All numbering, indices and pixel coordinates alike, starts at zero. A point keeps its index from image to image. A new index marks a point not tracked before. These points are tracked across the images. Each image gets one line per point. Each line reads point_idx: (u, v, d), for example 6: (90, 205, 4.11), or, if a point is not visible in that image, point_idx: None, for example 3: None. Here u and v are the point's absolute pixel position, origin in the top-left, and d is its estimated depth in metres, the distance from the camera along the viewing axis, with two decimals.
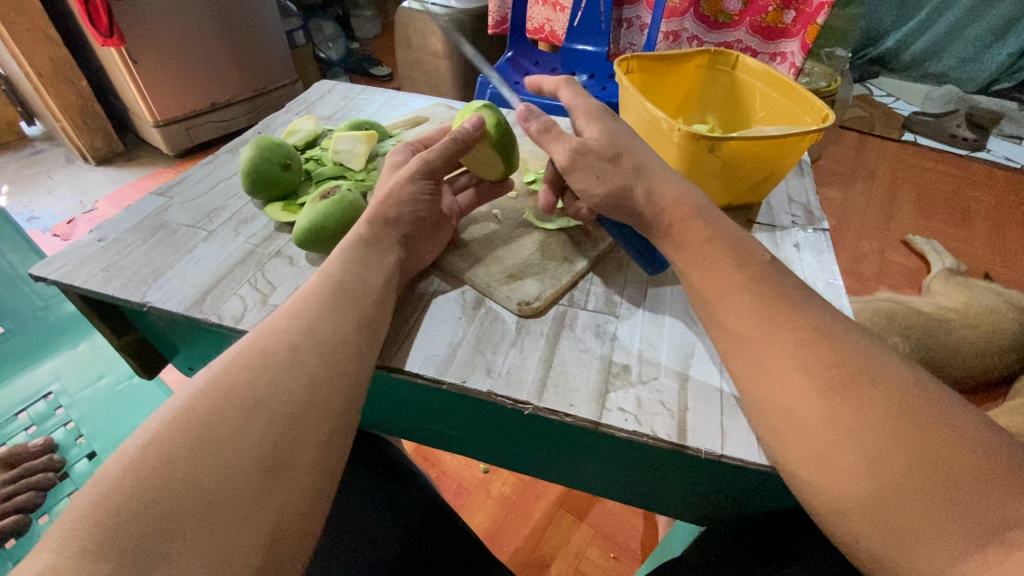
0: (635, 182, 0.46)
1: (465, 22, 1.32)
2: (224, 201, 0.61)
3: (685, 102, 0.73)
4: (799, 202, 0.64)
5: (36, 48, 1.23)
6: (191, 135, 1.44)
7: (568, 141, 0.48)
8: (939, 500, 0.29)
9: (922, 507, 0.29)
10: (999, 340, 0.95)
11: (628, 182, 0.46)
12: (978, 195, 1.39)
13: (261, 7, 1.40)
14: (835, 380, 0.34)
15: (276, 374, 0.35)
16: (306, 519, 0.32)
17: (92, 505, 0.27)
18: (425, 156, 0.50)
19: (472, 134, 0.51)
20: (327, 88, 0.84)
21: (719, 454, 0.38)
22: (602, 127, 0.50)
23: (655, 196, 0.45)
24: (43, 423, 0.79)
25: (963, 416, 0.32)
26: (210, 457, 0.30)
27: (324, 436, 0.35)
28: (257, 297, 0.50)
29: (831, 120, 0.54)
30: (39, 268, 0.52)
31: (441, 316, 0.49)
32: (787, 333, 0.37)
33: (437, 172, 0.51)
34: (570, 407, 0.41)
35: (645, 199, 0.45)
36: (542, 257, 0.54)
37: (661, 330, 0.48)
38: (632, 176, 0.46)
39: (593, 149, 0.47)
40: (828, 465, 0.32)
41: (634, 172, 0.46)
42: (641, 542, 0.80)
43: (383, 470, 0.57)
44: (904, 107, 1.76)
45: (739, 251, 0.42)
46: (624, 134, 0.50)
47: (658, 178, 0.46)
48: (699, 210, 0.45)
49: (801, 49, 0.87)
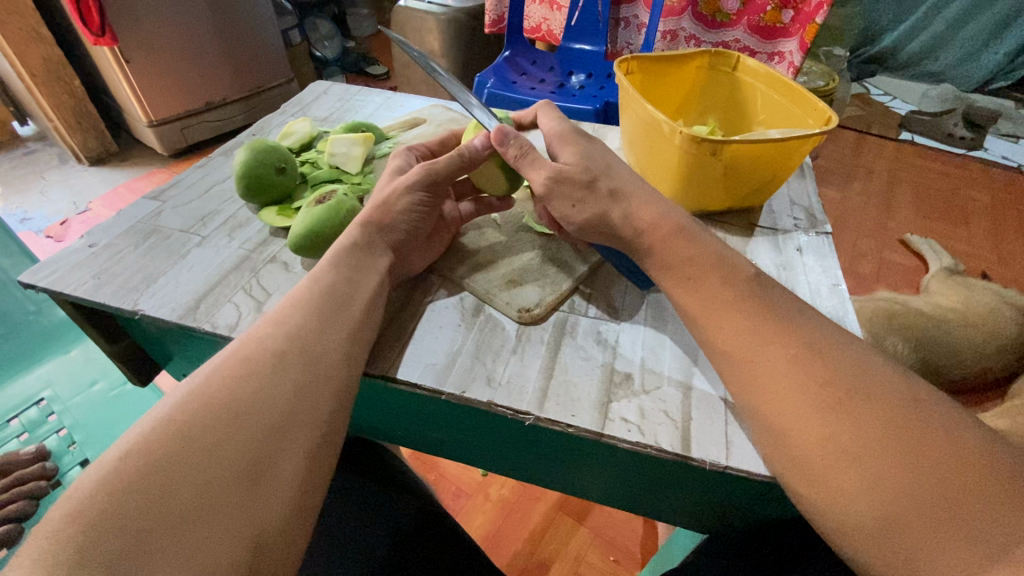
0: (612, 209, 0.45)
1: (461, 21, 1.31)
2: (218, 205, 0.60)
3: (685, 103, 0.72)
4: (800, 204, 0.63)
5: (27, 47, 1.21)
6: (186, 134, 1.42)
7: (544, 166, 0.47)
8: (941, 516, 0.29)
9: (923, 523, 0.29)
10: (998, 340, 0.95)
11: (605, 209, 0.45)
12: (975, 195, 1.39)
13: (256, 6, 1.39)
14: (832, 392, 0.34)
15: (261, 383, 0.34)
16: (292, 531, 0.31)
17: (67, 519, 0.26)
18: (428, 166, 0.49)
19: (480, 153, 0.50)
20: (323, 89, 0.83)
21: (723, 465, 0.38)
22: (582, 147, 0.49)
23: (631, 221, 0.44)
24: (35, 430, 0.78)
25: (966, 427, 0.31)
26: (193, 469, 0.29)
27: (312, 446, 0.34)
28: (251, 304, 0.49)
29: (835, 123, 0.53)
30: (28, 274, 0.51)
31: (439, 323, 0.48)
32: (784, 343, 0.36)
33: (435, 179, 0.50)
34: (572, 417, 0.40)
35: (623, 224, 0.45)
36: (542, 263, 0.53)
37: (662, 337, 0.48)
38: (608, 203, 0.45)
39: (569, 175, 0.46)
40: (829, 474, 0.32)
41: (610, 199, 0.45)
42: (641, 546, 0.79)
43: (379, 476, 0.56)
44: (902, 106, 1.76)
45: (734, 261, 0.42)
46: (598, 157, 0.48)
47: (635, 203, 0.45)
48: (682, 228, 0.44)
49: (800, 48, 0.86)
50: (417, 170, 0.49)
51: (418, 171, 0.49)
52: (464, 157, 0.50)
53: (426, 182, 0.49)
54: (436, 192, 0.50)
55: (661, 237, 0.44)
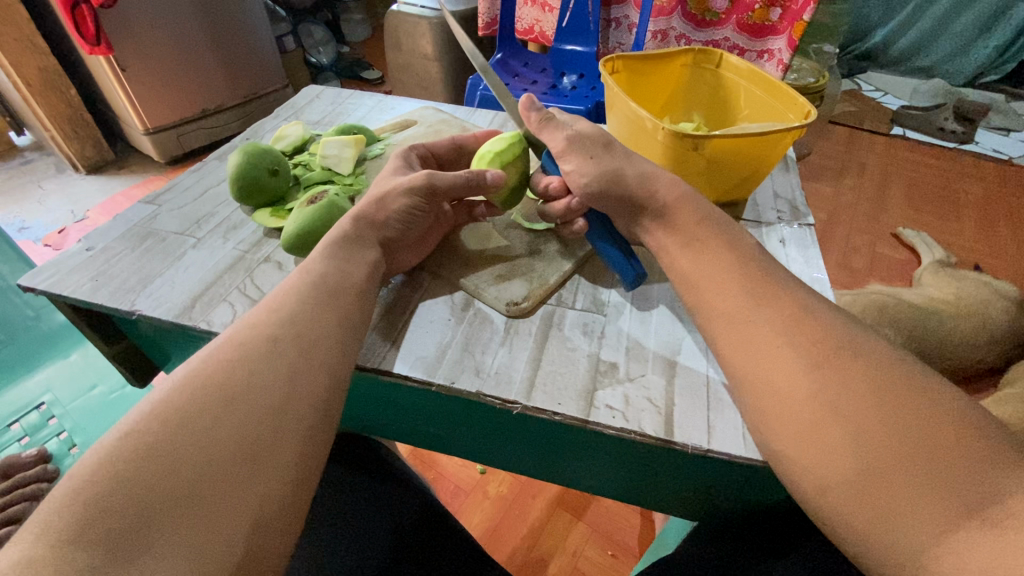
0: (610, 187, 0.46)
1: (454, 25, 1.32)
2: (213, 208, 0.61)
3: (671, 101, 0.74)
4: (785, 198, 0.65)
5: (24, 57, 1.23)
6: (182, 142, 1.44)
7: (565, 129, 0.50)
8: (924, 473, 0.29)
9: (906, 480, 0.29)
10: (988, 330, 0.96)
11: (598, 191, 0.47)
12: (966, 187, 1.41)
13: (250, 13, 1.41)
14: (813, 359, 0.35)
15: (255, 367, 0.35)
16: (286, 513, 0.32)
17: (70, 497, 0.27)
18: (430, 175, 0.50)
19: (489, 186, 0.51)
20: (315, 93, 0.84)
21: (704, 448, 0.39)
22: None
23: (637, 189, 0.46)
24: (37, 433, 0.79)
25: (943, 397, 0.32)
26: (190, 449, 0.30)
27: (304, 430, 0.35)
28: (246, 303, 0.50)
29: (814, 116, 0.54)
30: (27, 277, 0.52)
31: (430, 317, 0.49)
32: (771, 313, 0.37)
33: (437, 191, 0.50)
34: (558, 406, 0.41)
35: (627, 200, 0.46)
36: (530, 258, 0.55)
37: (649, 326, 0.49)
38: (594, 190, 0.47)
39: (588, 136, 0.49)
40: (806, 446, 0.33)
41: (623, 159, 0.47)
42: (638, 539, 0.80)
43: (374, 471, 0.58)
44: (892, 101, 1.77)
45: (719, 243, 0.43)
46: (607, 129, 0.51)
47: (631, 183, 0.46)
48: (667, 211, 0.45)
49: (789, 46, 0.88)
50: (419, 176, 0.50)
51: (421, 177, 0.50)
52: (471, 181, 0.51)
53: (425, 189, 0.50)
54: (433, 200, 0.51)
55: None
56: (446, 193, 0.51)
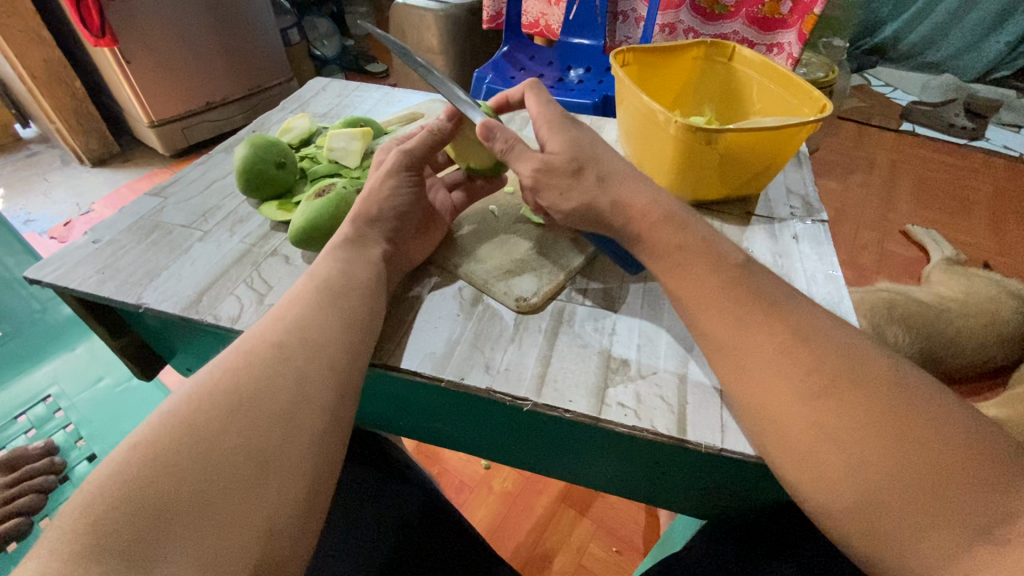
0: (601, 195, 0.45)
1: (460, 18, 1.31)
2: (219, 201, 0.61)
3: (681, 94, 0.73)
4: (797, 193, 0.64)
5: (29, 49, 1.22)
6: (187, 134, 1.43)
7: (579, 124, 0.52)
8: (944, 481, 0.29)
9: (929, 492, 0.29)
10: (998, 330, 0.95)
11: (594, 196, 0.45)
12: (978, 184, 1.39)
13: (255, 5, 1.40)
14: (825, 376, 0.34)
15: (266, 373, 0.35)
16: (301, 521, 0.32)
17: (81, 510, 0.27)
18: (404, 151, 0.52)
19: (447, 126, 0.52)
20: (321, 85, 0.84)
21: (718, 448, 0.38)
22: None
23: (611, 219, 0.45)
24: (43, 426, 0.80)
25: (950, 411, 0.32)
26: (201, 457, 0.30)
27: (316, 437, 0.34)
28: (252, 297, 0.49)
29: (831, 110, 0.53)
30: (33, 270, 0.52)
31: (439, 313, 0.49)
32: (775, 329, 0.36)
33: (417, 163, 0.53)
34: (569, 403, 0.41)
35: (614, 209, 0.45)
36: (538, 254, 0.54)
37: (660, 325, 0.48)
38: (597, 188, 0.45)
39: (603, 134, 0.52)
40: (821, 463, 0.32)
41: (599, 184, 0.45)
42: (643, 537, 0.80)
43: (382, 466, 0.57)
44: (903, 97, 1.75)
45: (722, 252, 0.42)
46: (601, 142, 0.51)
47: (626, 190, 0.45)
48: (669, 220, 0.44)
49: (799, 39, 0.85)
50: (394, 156, 0.52)
51: (395, 156, 0.52)
52: (436, 133, 0.52)
53: (407, 164, 0.52)
54: (417, 174, 0.53)
55: (645, 231, 0.44)
56: (425, 158, 0.53)
